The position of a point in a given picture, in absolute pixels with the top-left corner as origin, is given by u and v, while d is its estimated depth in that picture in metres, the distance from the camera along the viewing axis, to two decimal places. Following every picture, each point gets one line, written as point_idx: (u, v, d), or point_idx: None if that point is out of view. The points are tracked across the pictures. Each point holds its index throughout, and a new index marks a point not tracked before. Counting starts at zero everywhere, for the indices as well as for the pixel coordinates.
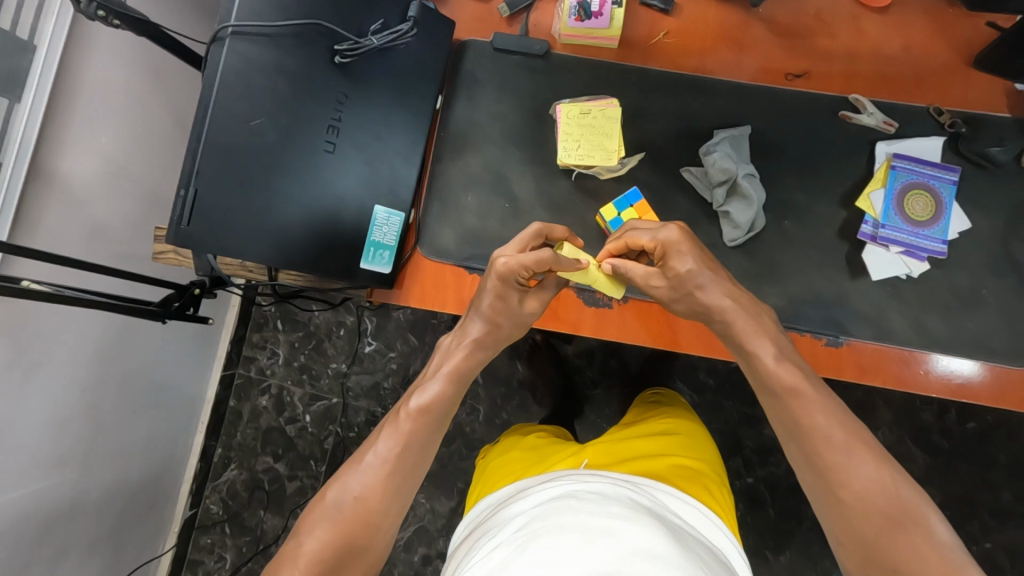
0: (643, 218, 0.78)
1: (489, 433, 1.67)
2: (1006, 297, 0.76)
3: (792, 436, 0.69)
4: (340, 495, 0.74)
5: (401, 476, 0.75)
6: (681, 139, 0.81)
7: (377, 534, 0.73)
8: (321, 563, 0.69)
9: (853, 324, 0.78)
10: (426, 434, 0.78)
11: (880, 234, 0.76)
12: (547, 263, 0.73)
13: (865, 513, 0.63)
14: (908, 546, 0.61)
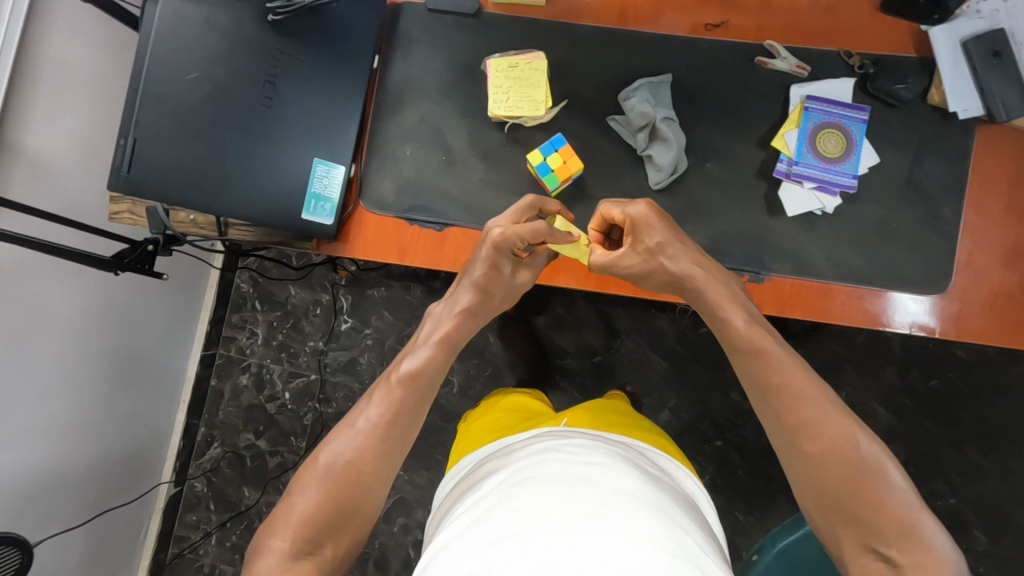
0: (569, 163, 0.80)
1: (463, 405, 1.70)
2: (915, 228, 0.80)
3: (762, 392, 0.74)
4: (332, 456, 0.77)
5: (391, 439, 0.79)
6: (606, 89, 0.85)
7: (370, 492, 0.77)
8: (316, 520, 0.73)
9: (772, 259, 0.82)
10: (414, 398, 0.82)
11: (793, 170, 0.80)
12: (542, 234, 0.78)
13: (832, 464, 0.68)
14: (869, 495, 0.66)
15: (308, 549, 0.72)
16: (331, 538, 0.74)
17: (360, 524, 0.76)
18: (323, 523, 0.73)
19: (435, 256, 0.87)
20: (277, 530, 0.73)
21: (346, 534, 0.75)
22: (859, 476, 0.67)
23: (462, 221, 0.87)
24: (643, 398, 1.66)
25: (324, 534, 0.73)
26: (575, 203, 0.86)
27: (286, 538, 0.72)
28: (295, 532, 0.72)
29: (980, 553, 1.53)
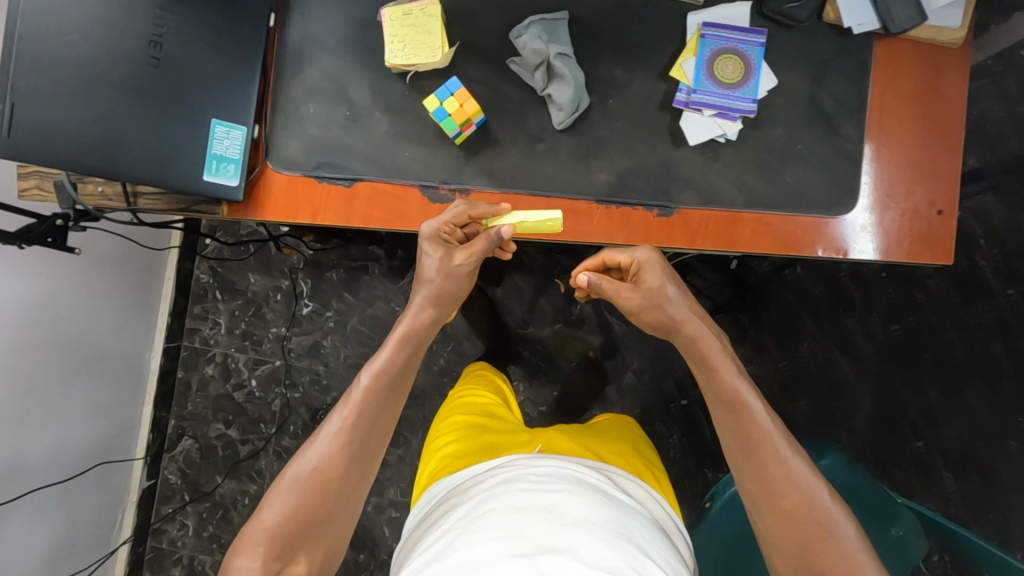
0: (464, 106, 0.80)
1: (429, 381, 1.67)
2: (817, 149, 0.80)
3: (740, 444, 0.73)
4: (299, 473, 0.72)
5: (358, 454, 0.74)
6: (504, 32, 0.84)
7: (340, 506, 0.73)
8: (283, 538, 0.70)
9: (678, 191, 0.82)
10: (380, 407, 0.75)
11: (692, 98, 0.79)
12: (462, 211, 0.80)
13: (801, 523, 0.69)
14: (834, 559, 0.67)
15: (277, 567, 0.70)
16: (301, 555, 0.71)
17: (333, 538, 0.74)
18: (292, 541, 0.71)
19: (347, 213, 0.87)
20: (243, 549, 0.70)
21: (317, 550, 0.72)
22: (827, 540, 0.68)
23: (372, 175, 0.86)
24: (607, 361, 1.65)
25: (293, 552, 0.71)
26: (483, 149, 0.85)
27: (254, 557, 0.69)
28: (263, 552, 0.69)
29: (950, 493, 1.53)
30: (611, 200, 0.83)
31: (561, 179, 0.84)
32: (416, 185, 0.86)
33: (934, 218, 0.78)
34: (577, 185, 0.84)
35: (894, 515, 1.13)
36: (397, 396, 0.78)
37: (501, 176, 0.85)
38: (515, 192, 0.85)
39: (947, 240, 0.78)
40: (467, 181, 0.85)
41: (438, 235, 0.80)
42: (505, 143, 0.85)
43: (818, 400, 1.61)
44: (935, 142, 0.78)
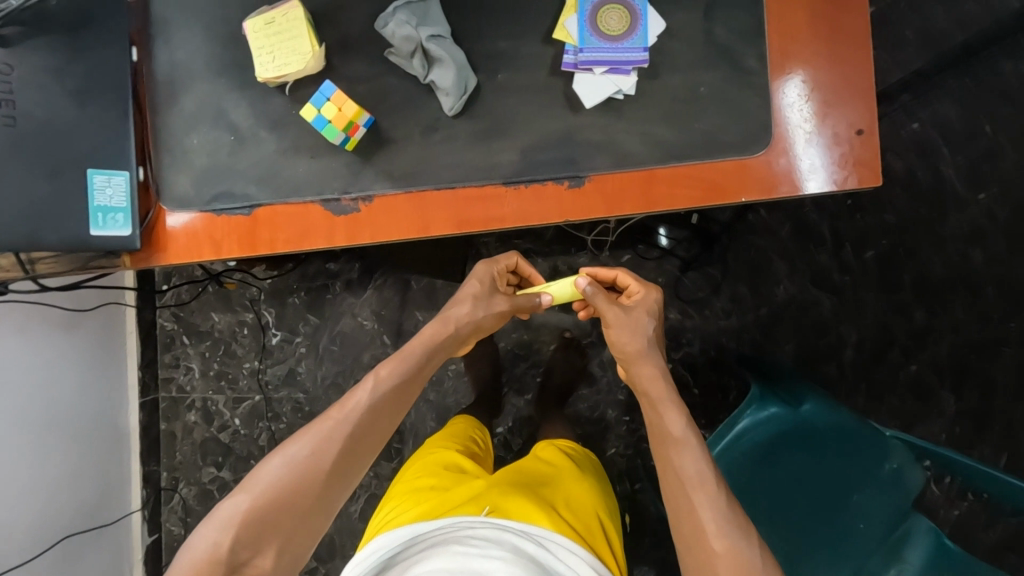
0: (343, 109, 0.76)
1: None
2: (722, 88, 0.75)
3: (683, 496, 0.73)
4: (288, 461, 0.73)
5: (347, 458, 0.75)
6: (373, 24, 0.79)
7: (319, 506, 0.73)
8: (257, 527, 0.70)
9: (585, 157, 0.77)
10: (379, 410, 0.79)
11: (580, 58, 0.75)
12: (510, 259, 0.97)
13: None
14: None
15: (241, 559, 0.69)
16: (267, 550, 0.70)
17: (304, 539, 0.73)
18: (263, 531, 0.70)
19: (252, 243, 0.83)
20: (213, 532, 0.69)
21: (286, 548, 0.71)
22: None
23: (268, 199, 0.82)
24: (584, 340, 1.57)
25: (260, 545, 0.70)
26: (378, 150, 0.80)
27: (227, 538, 0.69)
28: (235, 535, 0.69)
29: (953, 413, 1.47)
30: (517, 180, 0.78)
31: (463, 167, 0.79)
32: (317, 201, 0.82)
33: (850, 139, 0.73)
34: (480, 171, 0.79)
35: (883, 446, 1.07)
36: (409, 395, 0.83)
37: (401, 176, 0.80)
38: (418, 190, 0.80)
39: (870, 161, 0.73)
40: (367, 188, 0.81)
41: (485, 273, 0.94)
42: (399, 140, 0.80)
43: (801, 341, 1.52)
44: (841, 61, 0.73)
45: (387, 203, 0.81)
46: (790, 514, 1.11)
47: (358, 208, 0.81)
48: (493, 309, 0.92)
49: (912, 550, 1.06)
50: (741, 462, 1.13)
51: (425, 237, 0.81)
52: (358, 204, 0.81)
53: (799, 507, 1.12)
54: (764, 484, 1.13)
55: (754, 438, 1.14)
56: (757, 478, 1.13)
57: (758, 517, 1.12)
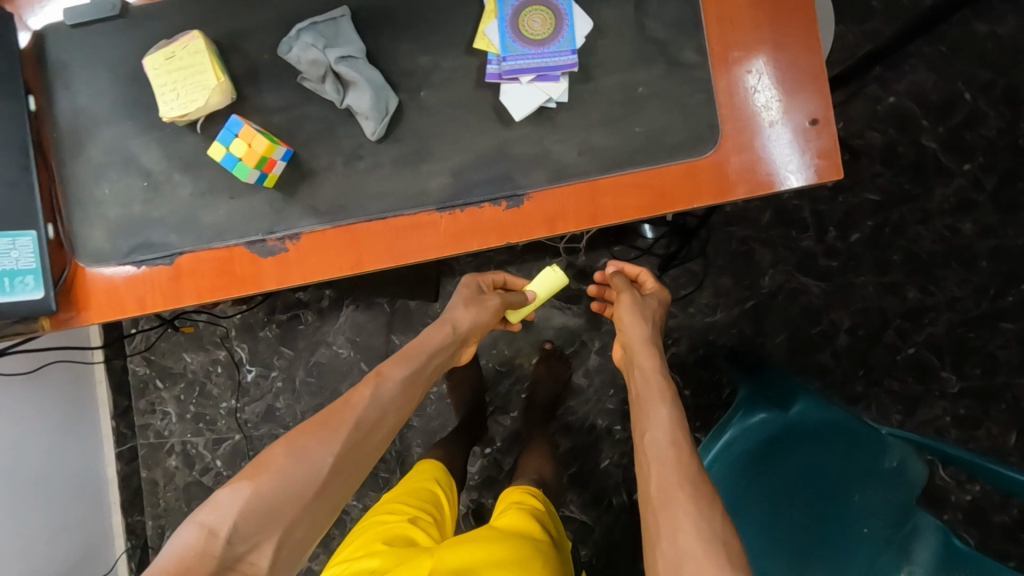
0: (252, 144, 0.69)
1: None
2: (661, 85, 0.69)
3: (659, 477, 0.67)
4: (296, 448, 0.69)
5: (359, 447, 0.73)
6: (279, 49, 0.73)
7: (326, 498, 0.68)
8: (260, 514, 0.62)
9: (522, 174, 0.71)
10: (388, 403, 0.79)
11: (504, 68, 0.69)
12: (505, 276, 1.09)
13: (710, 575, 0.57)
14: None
15: (239, 554, 0.59)
16: (268, 542, 0.61)
17: (307, 536, 0.65)
18: (266, 520, 0.62)
19: (176, 294, 0.77)
20: (204, 523, 0.60)
21: (287, 543, 0.63)
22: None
23: (189, 246, 0.76)
24: (568, 349, 1.48)
25: (261, 535, 0.61)
26: (300, 185, 0.74)
27: (223, 527, 0.60)
28: (233, 523, 0.60)
29: (956, 393, 1.39)
30: (452, 205, 0.72)
31: (393, 195, 0.73)
32: (241, 244, 0.76)
33: (805, 131, 0.67)
34: (412, 198, 0.73)
35: (880, 443, 1.01)
36: (414, 398, 0.85)
37: (328, 210, 0.74)
38: (347, 224, 0.74)
39: (829, 154, 0.67)
40: (294, 225, 0.75)
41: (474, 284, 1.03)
42: (322, 171, 0.74)
43: (794, 330, 1.43)
44: (787, 48, 0.67)
45: (316, 240, 0.75)
46: (793, 527, 1.00)
47: (285, 248, 0.75)
48: (486, 304, 0.98)
49: (920, 549, 0.95)
50: (736, 473, 1.03)
51: (361, 273, 0.75)
52: (286, 244, 0.75)
53: (803, 518, 1.00)
54: (765, 493, 1.02)
55: (747, 445, 1.06)
56: (762, 484, 1.02)
57: (763, 533, 0.99)
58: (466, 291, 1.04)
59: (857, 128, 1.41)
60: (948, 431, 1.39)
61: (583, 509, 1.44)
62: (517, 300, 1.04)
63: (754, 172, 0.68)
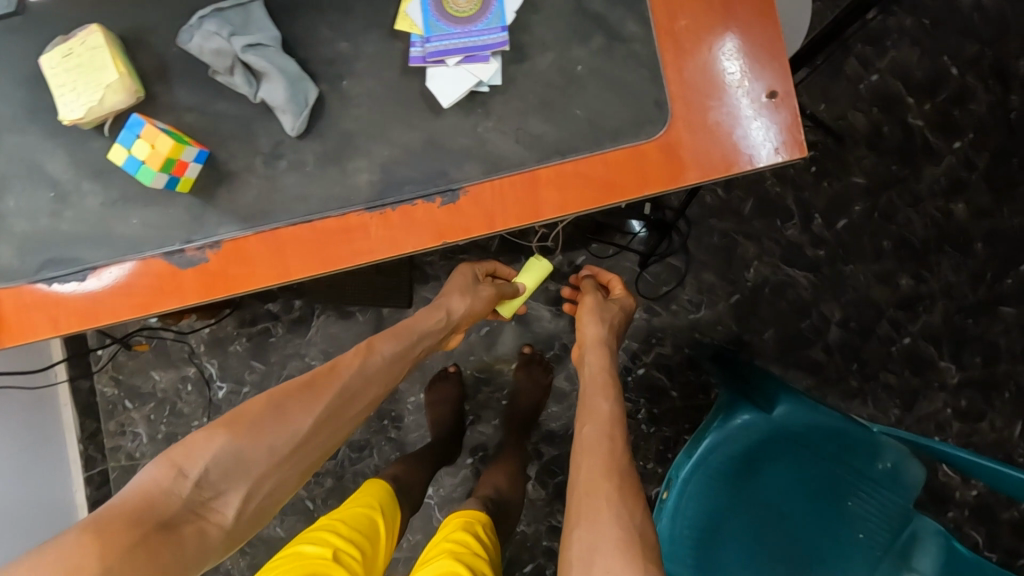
0: (154, 146, 0.63)
1: (369, 431, 1.38)
2: (602, 62, 0.63)
3: (588, 471, 0.69)
4: (277, 408, 0.71)
5: (334, 415, 0.76)
6: (178, 40, 0.67)
7: (300, 457, 0.71)
8: (230, 464, 0.65)
9: (456, 167, 0.65)
10: (371, 375, 0.83)
11: (428, 50, 0.63)
12: (492, 266, 1.12)
13: (620, 558, 0.58)
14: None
15: (204, 499, 0.62)
16: (235, 492, 0.64)
17: (275, 491, 0.68)
18: (236, 471, 0.65)
19: (90, 314, 0.70)
20: (174, 463, 0.62)
21: (255, 495, 0.66)
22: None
23: (102, 261, 0.70)
24: (548, 353, 1.36)
25: (228, 485, 0.64)
26: (217, 189, 0.68)
27: (193, 470, 0.62)
28: (203, 468, 0.63)
29: (956, 384, 1.32)
30: (381, 203, 0.66)
31: (318, 196, 0.67)
32: (158, 255, 0.69)
33: (761, 105, 0.61)
34: (338, 198, 0.67)
35: (873, 446, 0.93)
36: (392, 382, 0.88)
37: (249, 215, 0.68)
38: (269, 229, 0.68)
39: (791, 129, 0.60)
40: (214, 232, 0.69)
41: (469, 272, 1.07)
42: (240, 172, 0.68)
43: (782, 325, 1.36)
44: (737, 16, 0.61)
45: (238, 249, 0.69)
46: (780, 541, 0.96)
47: (205, 258, 0.69)
48: (479, 294, 1.00)
49: (922, 556, 0.91)
50: (718, 484, 0.94)
51: (287, 282, 0.68)
52: (206, 253, 0.69)
53: (789, 523, 0.96)
54: (748, 505, 0.96)
55: (730, 452, 0.96)
56: (759, 476, 0.97)
57: (747, 549, 0.94)
58: (460, 277, 1.06)
59: (840, 110, 1.34)
60: (949, 424, 1.32)
61: None
62: (508, 291, 1.06)
63: (709, 154, 0.62)
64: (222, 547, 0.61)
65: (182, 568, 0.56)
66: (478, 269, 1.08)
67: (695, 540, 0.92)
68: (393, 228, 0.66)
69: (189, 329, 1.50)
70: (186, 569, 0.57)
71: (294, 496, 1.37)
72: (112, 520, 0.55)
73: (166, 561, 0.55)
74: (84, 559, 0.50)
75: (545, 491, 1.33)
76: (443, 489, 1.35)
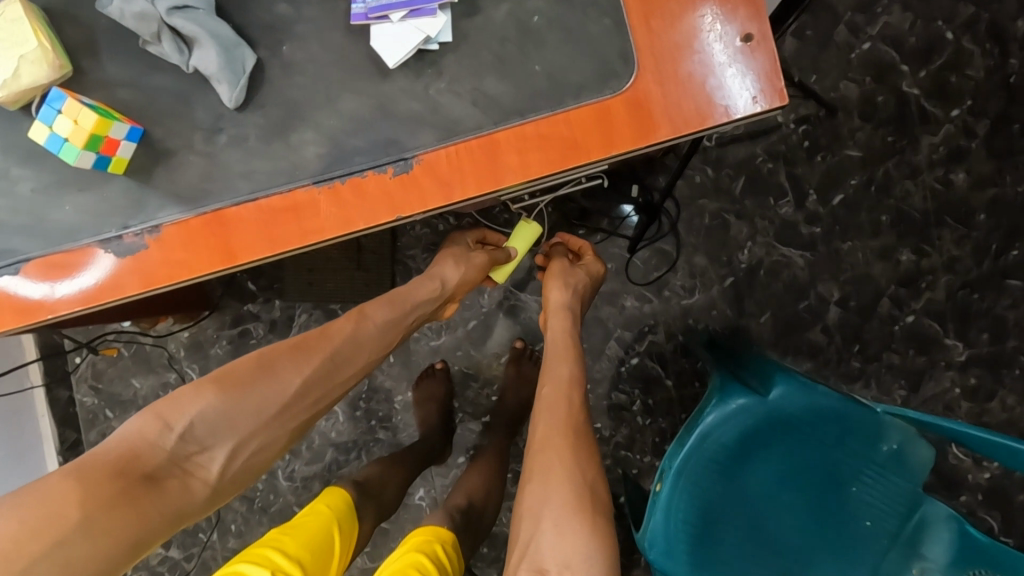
0: (78, 120, 0.58)
1: (356, 432, 1.30)
2: (558, 13, 0.60)
3: (545, 428, 0.77)
4: (265, 367, 0.69)
5: (324, 379, 0.73)
6: (99, 5, 0.62)
7: (289, 417, 0.69)
8: (214, 418, 0.63)
9: (409, 135, 0.61)
10: (364, 341, 0.78)
11: (370, 5, 0.59)
12: (482, 233, 1.06)
13: (566, 514, 0.67)
14: (566, 574, 0.63)
15: (188, 453, 0.61)
16: (221, 447, 0.63)
17: (263, 449, 0.67)
18: (224, 426, 0.63)
19: (26, 310, 0.64)
20: (161, 416, 0.61)
21: (241, 453, 0.64)
22: (572, 554, 0.64)
23: (34, 253, 0.64)
24: (536, 346, 1.27)
25: (214, 441, 0.63)
26: (155, 168, 0.63)
27: (179, 424, 0.61)
28: (189, 422, 0.61)
29: (964, 361, 1.26)
30: (330, 176, 0.61)
31: (263, 171, 0.62)
32: (94, 244, 0.64)
33: (736, 50, 0.58)
34: (285, 173, 0.62)
35: (875, 426, 0.87)
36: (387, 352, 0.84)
37: (190, 195, 0.63)
38: (212, 209, 0.62)
39: (769, 75, 0.57)
40: (152, 216, 0.63)
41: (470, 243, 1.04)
42: (178, 150, 0.63)
43: (778, 307, 1.30)
44: None
45: (180, 232, 0.63)
46: (783, 529, 0.91)
47: (144, 244, 0.63)
48: (472, 262, 0.96)
49: (933, 544, 0.86)
50: (709, 473, 0.90)
51: (234, 267, 0.63)
52: (144, 239, 0.63)
53: (794, 498, 0.92)
54: (747, 494, 0.92)
55: (724, 440, 0.91)
56: (769, 446, 0.92)
57: (747, 540, 0.90)
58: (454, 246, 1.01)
59: (832, 82, 1.27)
60: (958, 404, 1.26)
61: None
62: (501, 257, 1.00)
63: (681, 103, 0.59)
64: (204, 501, 0.61)
65: (165, 516, 0.57)
66: (469, 237, 1.04)
67: (692, 535, 0.88)
68: (345, 203, 0.61)
69: (167, 332, 1.31)
70: (168, 518, 0.57)
71: (282, 503, 1.30)
72: (95, 469, 0.55)
73: (148, 510, 0.55)
74: (65, 505, 0.51)
75: None
76: (435, 489, 1.29)
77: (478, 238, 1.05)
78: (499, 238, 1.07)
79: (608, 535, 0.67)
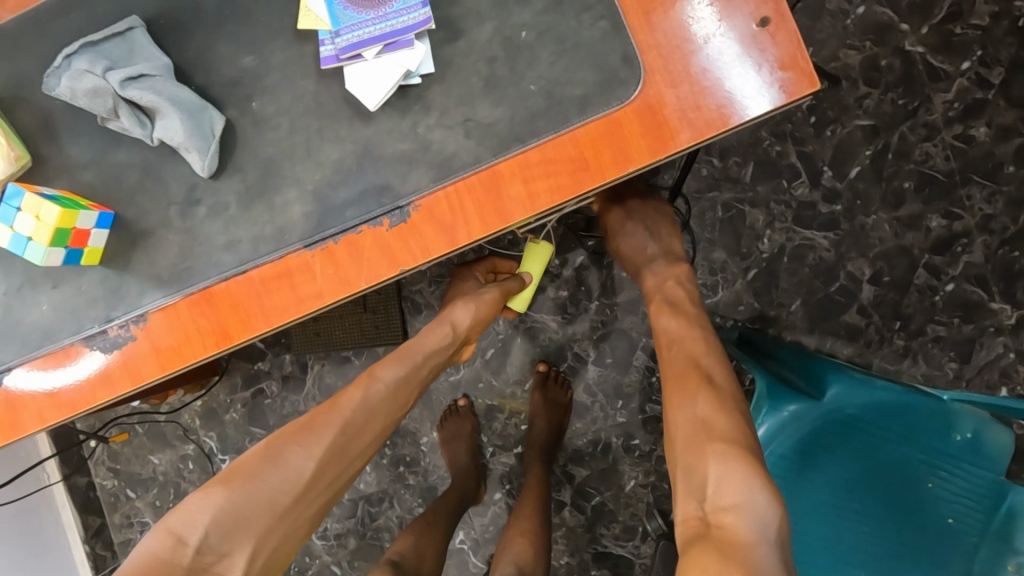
0: (43, 215, 0.53)
1: (386, 480, 1.24)
2: (547, 24, 0.54)
3: (671, 363, 0.73)
4: (273, 455, 0.64)
5: (341, 455, 0.68)
6: (45, 87, 0.56)
7: (304, 505, 0.64)
8: (230, 523, 0.58)
9: (402, 180, 0.55)
10: (375, 408, 0.73)
11: (340, 46, 0.54)
12: (490, 261, 1.06)
13: (692, 452, 0.60)
14: (709, 506, 0.55)
15: (206, 564, 0.56)
16: (239, 553, 0.58)
17: (283, 543, 0.62)
18: (237, 530, 0.58)
19: (11, 423, 0.59)
20: (173, 530, 0.57)
21: (260, 554, 0.59)
22: (707, 486, 0.56)
23: (16, 361, 0.59)
24: (561, 366, 1.19)
25: (232, 546, 0.58)
26: (132, 252, 0.58)
27: (192, 536, 0.56)
28: (203, 532, 0.56)
29: (1014, 325, 1.15)
30: (321, 237, 0.56)
31: (249, 240, 0.56)
32: (79, 341, 0.59)
33: (753, 39, 0.52)
34: (271, 239, 0.56)
35: (943, 415, 0.78)
36: (402, 409, 0.79)
37: (173, 276, 0.57)
38: (198, 288, 0.57)
39: (793, 62, 0.51)
40: (136, 305, 0.58)
41: (487, 270, 1.06)
42: (154, 228, 0.58)
43: (809, 294, 1.20)
44: None
45: (169, 319, 0.58)
46: (862, 543, 0.81)
47: (132, 336, 0.58)
48: (483, 298, 0.90)
49: None
50: None
51: (230, 346, 0.57)
52: (131, 330, 0.58)
53: (867, 507, 0.82)
54: (814, 507, 0.83)
55: (782, 450, 0.85)
56: (826, 453, 0.84)
57: (824, 559, 0.81)
58: (467, 283, 1.00)
59: (830, 51, 1.17)
60: (1015, 370, 1.15)
61: (618, 541, 1.17)
62: (518, 285, 1.00)
63: (702, 103, 0.53)
64: None
65: None
66: (479, 269, 1.04)
67: None
68: (341, 261, 0.56)
69: (180, 404, 1.24)
70: None
71: (320, 564, 1.24)
72: None
73: None
74: None
75: (583, 516, 1.18)
76: (475, 530, 1.21)
77: (489, 269, 1.05)
78: (510, 265, 1.07)
79: (741, 453, 0.58)
